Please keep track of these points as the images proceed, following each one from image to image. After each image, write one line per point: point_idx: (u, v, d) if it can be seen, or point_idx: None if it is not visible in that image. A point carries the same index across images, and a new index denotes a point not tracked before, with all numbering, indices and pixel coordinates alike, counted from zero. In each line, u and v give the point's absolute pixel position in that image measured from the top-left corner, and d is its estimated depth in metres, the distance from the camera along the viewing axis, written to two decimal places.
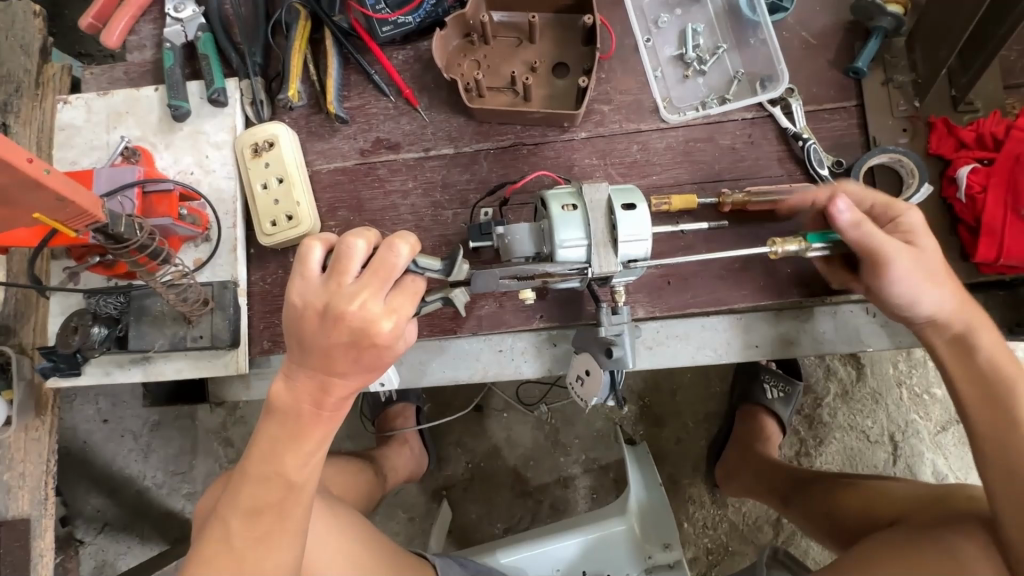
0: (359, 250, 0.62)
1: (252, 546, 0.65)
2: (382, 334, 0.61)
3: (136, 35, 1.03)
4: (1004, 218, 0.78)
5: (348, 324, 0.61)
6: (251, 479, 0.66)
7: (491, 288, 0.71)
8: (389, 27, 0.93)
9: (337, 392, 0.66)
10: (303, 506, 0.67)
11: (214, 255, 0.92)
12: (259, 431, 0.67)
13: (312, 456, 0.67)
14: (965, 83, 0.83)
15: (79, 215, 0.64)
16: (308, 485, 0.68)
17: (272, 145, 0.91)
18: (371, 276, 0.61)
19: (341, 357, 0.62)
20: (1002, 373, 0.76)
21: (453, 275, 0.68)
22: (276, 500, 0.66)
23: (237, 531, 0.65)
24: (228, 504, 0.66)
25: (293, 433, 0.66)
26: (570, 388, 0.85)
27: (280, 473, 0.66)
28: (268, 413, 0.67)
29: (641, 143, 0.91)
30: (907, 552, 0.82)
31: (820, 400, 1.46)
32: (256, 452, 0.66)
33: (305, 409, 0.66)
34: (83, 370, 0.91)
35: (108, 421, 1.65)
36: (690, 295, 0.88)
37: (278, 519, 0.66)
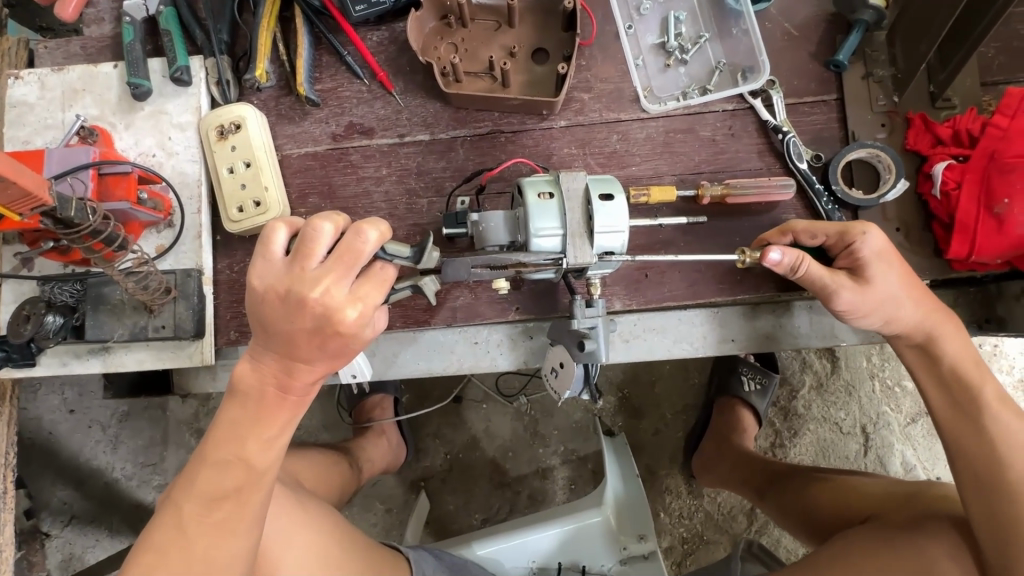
0: (325, 233, 0.59)
1: (204, 533, 0.62)
2: (345, 323, 0.59)
3: (94, 8, 0.97)
4: (977, 215, 0.78)
5: (312, 311, 0.58)
6: (209, 462, 0.63)
7: (464, 277, 0.69)
8: (362, 7, 0.89)
9: (302, 377, 0.63)
10: (263, 491, 0.65)
11: (177, 242, 0.88)
12: (219, 415, 0.65)
13: (275, 440, 0.65)
14: (944, 79, 0.83)
15: (23, 198, 0.60)
16: (268, 471, 0.65)
17: (239, 127, 0.87)
18: (336, 262, 0.59)
19: (307, 344, 0.60)
20: (968, 375, 0.77)
21: (423, 263, 0.65)
22: (237, 485, 0.63)
23: (192, 517, 0.62)
24: (183, 488, 0.63)
25: (256, 417, 0.64)
26: (545, 380, 0.83)
27: (241, 457, 0.64)
28: (231, 396, 0.64)
29: (621, 133, 0.90)
30: (881, 554, 0.83)
31: (796, 392, 1.48)
32: (216, 434, 0.64)
33: (269, 391, 0.64)
34: (38, 361, 0.87)
35: (74, 411, 1.60)
36: (668, 289, 0.88)
37: (236, 505, 0.64)
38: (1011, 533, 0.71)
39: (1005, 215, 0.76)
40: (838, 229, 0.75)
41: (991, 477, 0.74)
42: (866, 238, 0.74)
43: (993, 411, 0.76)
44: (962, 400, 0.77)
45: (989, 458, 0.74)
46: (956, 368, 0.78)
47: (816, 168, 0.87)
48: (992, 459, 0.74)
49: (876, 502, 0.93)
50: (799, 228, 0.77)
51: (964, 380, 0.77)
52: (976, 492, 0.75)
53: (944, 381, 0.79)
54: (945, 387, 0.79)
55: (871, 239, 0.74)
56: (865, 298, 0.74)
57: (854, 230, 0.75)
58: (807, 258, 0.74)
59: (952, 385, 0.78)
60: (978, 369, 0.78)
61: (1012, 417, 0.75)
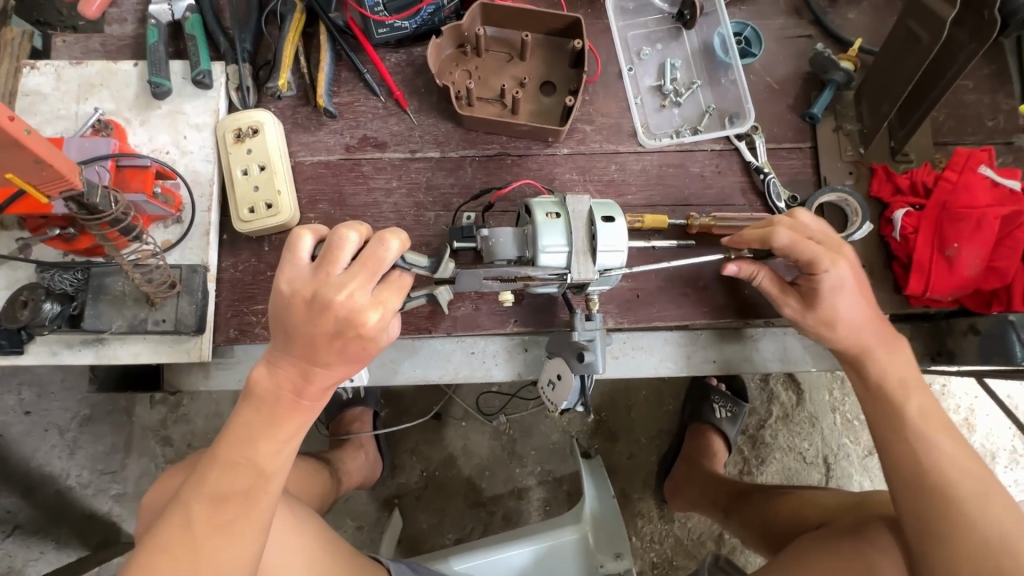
0: (350, 242, 0.62)
1: (208, 534, 0.63)
2: (367, 328, 0.62)
3: (117, 9, 1.00)
4: (930, 257, 0.88)
5: (335, 314, 0.61)
6: (220, 463, 0.64)
7: (476, 287, 0.74)
8: (385, 30, 0.96)
9: (318, 381, 0.65)
10: (268, 496, 0.65)
11: (184, 238, 0.89)
12: (233, 416, 0.66)
13: (285, 442, 0.66)
14: (902, 137, 0.94)
15: (54, 180, 0.61)
16: (276, 475, 0.66)
17: (256, 132, 0.91)
18: (359, 269, 0.62)
19: (329, 349, 0.63)
20: (890, 391, 0.84)
21: (439, 272, 0.69)
22: (244, 488, 0.64)
23: (198, 516, 0.63)
24: (194, 487, 0.64)
25: (270, 421, 0.66)
26: (542, 392, 0.87)
27: (252, 460, 0.65)
28: (245, 398, 0.66)
29: (618, 164, 0.97)
30: (827, 558, 0.90)
31: (763, 421, 1.56)
32: (229, 437, 0.65)
33: (285, 396, 0.66)
34: (27, 349, 0.86)
35: (30, 413, 1.54)
36: (657, 310, 0.94)
37: (243, 507, 0.64)
38: (936, 532, 0.76)
39: (955, 258, 0.86)
40: (812, 257, 0.78)
41: (920, 480, 0.79)
42: (828, 275, 0.79)
43: (919, 421, 0.82)
44: (886, 411, 0.84)
45: (909, 466, 0.80)
46: (878, 384, 0.85)
47: (792, 208, 0.96)
48: (914, 465, 0.80)
49: (828, 512, 1.01)
50: (779, 242, 0.78)
51: (888, 393, 0.84)
52: (903, 494, 0.80)
53: (873, 397, 0.86)
54: (875, 402, 0.85)
55: (831, 274, 0.79)
56: (814, 321, 0.84)
57: (826, 262, 0.79)
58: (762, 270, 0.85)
59: (878, 400, 0.85)
60: (902, 387, 0.84)
61: (934, 427, 0.81)
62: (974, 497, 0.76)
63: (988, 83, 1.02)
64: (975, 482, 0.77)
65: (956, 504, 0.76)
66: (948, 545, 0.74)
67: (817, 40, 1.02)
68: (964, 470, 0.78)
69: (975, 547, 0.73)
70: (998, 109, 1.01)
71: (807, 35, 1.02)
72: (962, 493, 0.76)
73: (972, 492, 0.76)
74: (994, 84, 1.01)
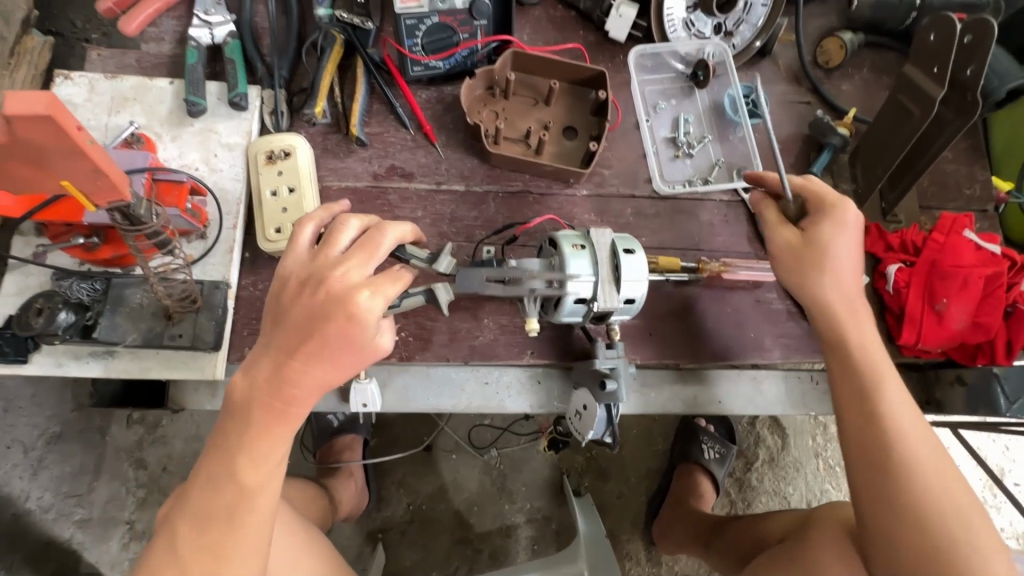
0: (350, 227, 0.66)
1: (197, 558, 0.62)
2: (355, 306, 0.60)
3: (156, 28, 1.02)
4: (922, 310, 0.94)
5: (327, 291, 0.61)
6: (202, 482, 0.63)
7: (477, 289, 0.74)
8: (419, 68, 0.99)
9: (298, 385, 0.61)
10: (256, 514, 0.63)
11: (207, 254, 0.90)
12: (217, 429, 0.64)
13: (270, 458, 0.63)
14: (893, 198, 1.02)
15: (107, 190, 0.60)
16: (257, 492, 0.63)
17: (288, 154, 0.93)
18: (357, 249, 0.63)
19: (313, 335, 0.60)
20: (868, 357, 0.81)
21: (438, 264, 0.74)
22: (228, 505, 0.62)
23: (185, 539, 0.62)
24: (179, 509, 0.63)
25: (248, 433, 0.62)
26: (569, 422, 0.91)
27: (232, 474, 0.62)
28: (226, 409, 0.64)
29: (634, 208, 1.02)
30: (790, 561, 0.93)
31: (750, 464, 1.59)
32: (213, 450, 0.63)
33: (260, 400, 0.62)
34: (30, 358, 0.84)
35: None
36: (667, 348, 0.97)
37: (227, 527, 0.62)
38: (898, 505, 0.74)
39: (944, 312, 0.93)
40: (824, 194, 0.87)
41: (887, 448, 0.76)
42: (837, 207, 0.85)
43: (892, 391, 0.79)
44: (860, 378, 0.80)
45: (875, 435, 0.77)
46: (859, 348, 0.82)
47: None
48: (886, 434, 0.77)
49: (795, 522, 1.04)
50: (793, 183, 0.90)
51: (867, 368, 0.80)
52: (868, 462, 0.77)
53: (848, 371, 0.81)
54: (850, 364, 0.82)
55: (841, 207, 0.85)
56: (812, 260, 0.84)
57: (832, 199, 0.86)
58: (763, 210, 0.91)
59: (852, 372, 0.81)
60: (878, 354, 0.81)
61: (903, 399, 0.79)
62: (933, 471, 0.75)
63: (966, 155, 1.12)
64: (935, 459, 0.76)
65: (920, 479, 0.74)
66: (910, 518, 0.73)
67: (815, 106, 1.11)
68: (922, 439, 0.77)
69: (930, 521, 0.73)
70: (975, 179, 1.10)
71: (806, 101, 1.11)
72: (923, 466, 0.75)
73: (930, 466, 0.75)
74: (971, 156, 1.12)
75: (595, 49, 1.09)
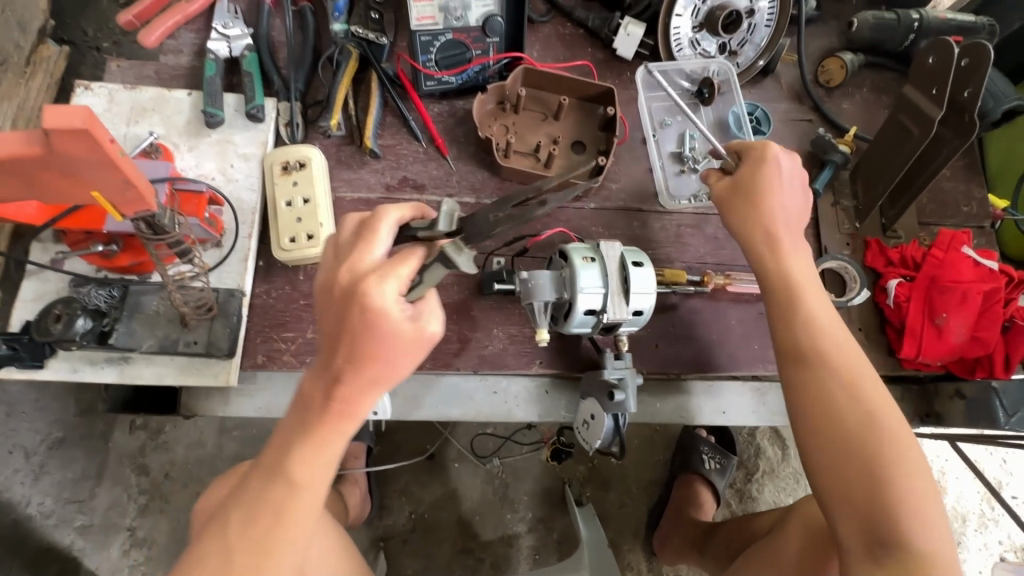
0: (351, 223, 0.63)
1: (243, 555, 0.58)
2: (368, 303, 0.55)
3: (175, 40, 1.04)
4: (922, 324, 0.96)
5: (338, 286, 0.58)
6: (261, 472, 0.60)
7: (489, 228, 0.58)
8: (433, 82, 1.02)
9: (348, 385, 0.57)
10: (303, 511, 0.59)
11: (222, 262, 0.91)
12: (281, 421, 0.61)
13: (324, 457, 0.59)
14: (893, 215, 1.04)
15: (135, 201, 0.61)
16: (307, 491, 0.59)
17: (303, 165, 0.95)
18: (360, 239, 0.60)
19: (342, 338, 0.57)
20: (816, 318, 0.81)
21: (443, 222, 0.60)
22: (276, 500, 0.59)
23: (235, 530, 0.59)
24: (234, 499, 0.61)
25: (304, 428, 0.59)
26: (577, 431, 0.94)
27: (284, 468, 0.59)
28: (295, 402, 0.60)
29: (641, 221, 1.04)
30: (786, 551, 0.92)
31: (750, 475, 1.60)
32: (276, 440, 0.61)
33: (317, 397, 0.58)
34: (46, 364, 0.85)
35: None
36: (673, 360, 0.99)
37: (273, 521, 0.59)
38: (857, 470, 0.73)
39: (943, 326, 0.95)
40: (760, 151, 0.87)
41: (842, 411, 0.76)
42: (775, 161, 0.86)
43: (842, 354, 0.78)
44: (810, 341, 0.79)
45: (826, 399, 0.77)
46: (807, 310, 0.81)
47: None
48: (839, 398, 0.76)
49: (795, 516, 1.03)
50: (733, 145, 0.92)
51: (815, 331, 0.80)
52: (822, 427, 0.76)
53: (797, 335, 0.81)
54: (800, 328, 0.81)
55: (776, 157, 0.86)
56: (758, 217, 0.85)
57: (767, 154, 0.87)
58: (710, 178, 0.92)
59: (787, 313, 0.82)
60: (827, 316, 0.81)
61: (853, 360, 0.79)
62: (881, 429, 0.74)
63: (963, 173, 1.15)
64: (886, 418, 0.75)
65: (852, 417, 0.75)
66: (866, 481, 0.73)
67: (816, 124, 1.14)
68: (860, 379, 0.77)
69: (886, 482, 0.72)
70: (971, 197, 1.13)
71: (808, 119, 1.14)
72: (876, 426, 0.74)
73: (874, 423, 0.75)
74: (968, 174, 1.15)
75: (603, 65, 1.11)
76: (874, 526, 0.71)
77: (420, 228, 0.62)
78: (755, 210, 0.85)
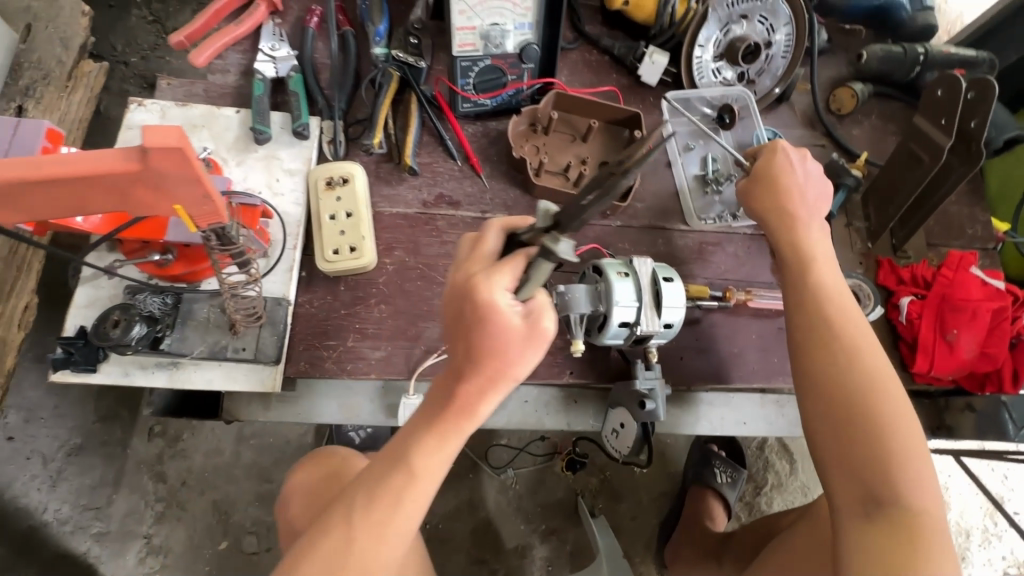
0: (467, 240, 0.68)
1: (363, 531, 0.64)
2: (480, 299, 0.59)
3: (222, 60, 1.09)
4: (934, 340, 1.01)
5: (453, 289, 0.63)
6: (385, 457, 0.67)
7: (578, 212, 0.54)
8: (469, 104, 1.08)
9: (469, 386, 0.62)
10: (418, 499, 0.65)
11: (269, 271, 0.95)
12: (411, 415, 0.68)
13: (444, 451, 0.65)
14: (903, 235, 1.10)
15: (210, 214, 0.65)
16: (423, 481, 0.65)
17: (347, 181, 0.99)
18: (473, 250, 0.65)
19: (461, 337, 0.62)
20: (827, 301, 0.86)
21: (541, 217, 0.59)
22: (394, 486, 0.65)
23: (356, 510, 0.65)
24: (360, 481, 0.68)
25: (428, 422, 0.65)
26: (606, 439, 0.99)
27: (406, 456, 0.65)
28: (426, 397, 0.67)
29: (665, 239, 1.09)
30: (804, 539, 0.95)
31: (760, 488, 1.63)
32: (404, 431, 0.67)
33: (443, 394, 0.65)
34: (99, 368, 0.88)
35: (13, 439, 1.48)
36: (697, 372, 1.03)
37: (392, 504, 0.65)
38: (861, 441, 0.77)
39: (954, 342, 1.00)
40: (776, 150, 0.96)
41: (853, 386, 0.79)
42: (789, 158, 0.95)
43: (855, 335, 0.83)
44: (823, 321, 0.84)
45: (835, 374, 0.81)
46: (819, 293, 0.87)
47: None
48: (851, 376, 0.80)
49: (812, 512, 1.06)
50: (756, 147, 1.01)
51: (827, 311, 0.85)
52: (830, 400, 0.80)
53: (810, 314, 0.86)
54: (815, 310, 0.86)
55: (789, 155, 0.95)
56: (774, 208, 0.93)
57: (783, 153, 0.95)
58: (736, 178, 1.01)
59: (798, 285, 0.89)
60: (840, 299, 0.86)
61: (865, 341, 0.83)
62: (885, 405, 0.78)
63: (967, 197, 1.21)
64: (894, 397, 0.79)
65: (853, 386, 0.79)
66: (867, 451, 0.76)
67: (829, 149, 1.20)
68: (863, 346, 0.82)
69: (888, 454, 0.75)
70: (976, 220, 1.19)
71: (821, 144, 1.20)
72: (882, 403, 0.78)
73: (882, 400, 0.78)
74: (972, 198, 1.21)
75: (628, 90, 1.18)
76: (873, 495, 0.75)
77: (524, 234, 0.63)
78: (773, 196, 0.94)
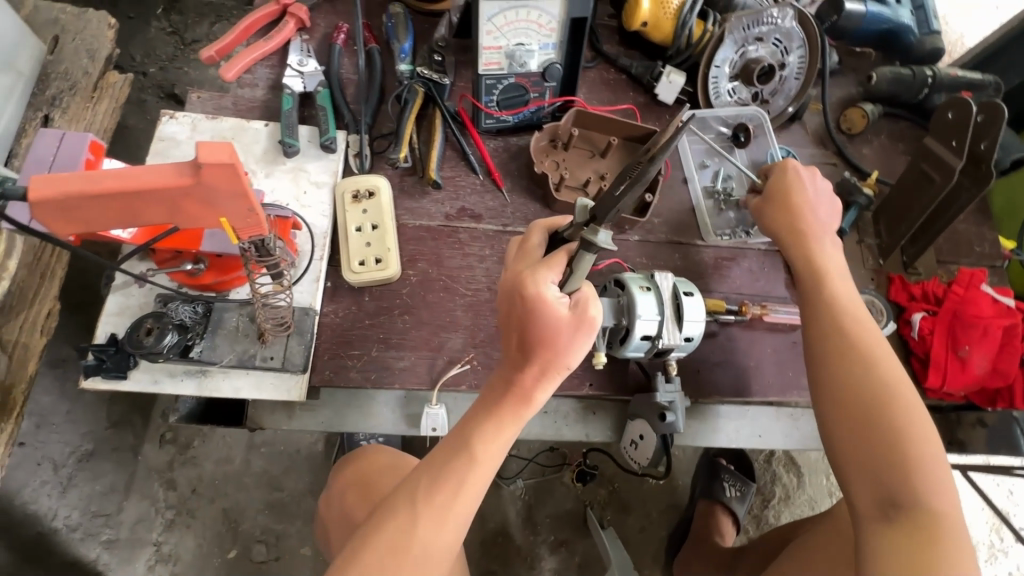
0: (515, 245, 0.77)
1: (426, 516, 0.66)
2: (531, 292, 0.66)
3: (251, 75, 1.12)
4: (946, 356, 1.03)
5: (506, 286, 0.71)
6: (444, 446, 0.70)
7: (615, 204, 0.64)
8: (492, 121, 1.11)
9: (530, 373, 0.68)
10: (478, 484, 0.68)
11: (297, 281, 0.97)
12: (469, 407, 0.72)
13: (503, 438, 0.69)
14: (914, 252, 1.13)
15: (252, 226, 0.67)
16: (484, 467, 0.68)
17: (372, 195, 1.03)
18: (522, 253, 0.74)
19: (516, 329, 0.68)
20: (841, 309, 0.88)
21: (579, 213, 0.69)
22: (457, 471, 0.68)
23: (420, 498, 0.67)
24: (419, 470, 0.70)
25: (490, 410, 0.69)
26: (624, 450, 1.01)
27: (468, 443, 0.69)
28: (486, 389, 0.71)
29: (682, 253, 1.11)
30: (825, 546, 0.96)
31: (767, 501, 1.64)
32: (462, 422, 0.71)
33: (506, 384, 0.69)
34: (128, 375, 0.89)
35: (24, 444, 1.46)
36: (714, 385, 1.04)
37: (454, 490, 0.67)
38: (878, 444, 0.78)
39: (966, 358, 1.02)
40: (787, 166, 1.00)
41: (866, 391, 0.81)
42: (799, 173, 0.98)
43: (869, 341, 0.85)
44: (836, 328, 0.87)
45: (850, 379, 0.83)
46: (832, 301, 0.89)
47: None
48: (865, 379, 0.82)
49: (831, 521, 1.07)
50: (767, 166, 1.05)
51: (840, 319, 0.87)
52: (846, 404, 0.82)
53: (824, 323, 0.88)
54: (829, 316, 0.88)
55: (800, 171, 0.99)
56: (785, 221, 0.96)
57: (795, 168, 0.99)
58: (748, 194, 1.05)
59: (812, 294, 0.91)
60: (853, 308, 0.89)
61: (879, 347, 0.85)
62: (901, 409, 0.79)
63: (975, 216, 1.24)
64: (908, 402, 0.80)
65: (867, 391, 0.81)
66: (884, 455, 0.78)
67: (840, 167, 1.23)
68: (877, 352, 0.84)
69: (904, 457, 0.77)
70: (984, 238, 1.22)
71: (832, 163, 1.23)
72: (897, 407, 0.80)
73: (897, 404, 0.80)
74: (980, 217, 1.24)
75: (645, 108, 1.21)
76: (890, 496, 0.76)
77: (565, 231, 0.73)
78: (786, 209, 0.97)
